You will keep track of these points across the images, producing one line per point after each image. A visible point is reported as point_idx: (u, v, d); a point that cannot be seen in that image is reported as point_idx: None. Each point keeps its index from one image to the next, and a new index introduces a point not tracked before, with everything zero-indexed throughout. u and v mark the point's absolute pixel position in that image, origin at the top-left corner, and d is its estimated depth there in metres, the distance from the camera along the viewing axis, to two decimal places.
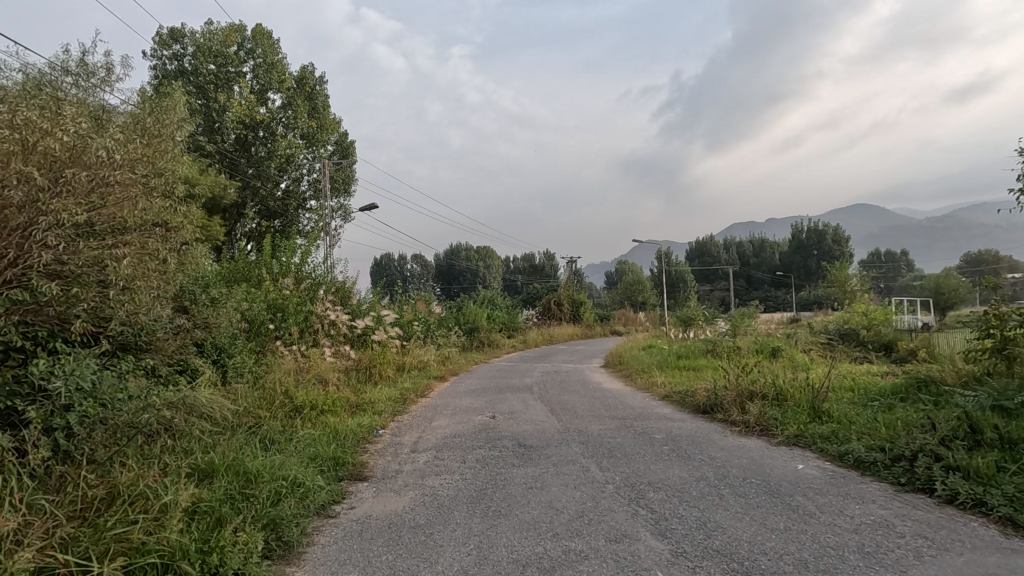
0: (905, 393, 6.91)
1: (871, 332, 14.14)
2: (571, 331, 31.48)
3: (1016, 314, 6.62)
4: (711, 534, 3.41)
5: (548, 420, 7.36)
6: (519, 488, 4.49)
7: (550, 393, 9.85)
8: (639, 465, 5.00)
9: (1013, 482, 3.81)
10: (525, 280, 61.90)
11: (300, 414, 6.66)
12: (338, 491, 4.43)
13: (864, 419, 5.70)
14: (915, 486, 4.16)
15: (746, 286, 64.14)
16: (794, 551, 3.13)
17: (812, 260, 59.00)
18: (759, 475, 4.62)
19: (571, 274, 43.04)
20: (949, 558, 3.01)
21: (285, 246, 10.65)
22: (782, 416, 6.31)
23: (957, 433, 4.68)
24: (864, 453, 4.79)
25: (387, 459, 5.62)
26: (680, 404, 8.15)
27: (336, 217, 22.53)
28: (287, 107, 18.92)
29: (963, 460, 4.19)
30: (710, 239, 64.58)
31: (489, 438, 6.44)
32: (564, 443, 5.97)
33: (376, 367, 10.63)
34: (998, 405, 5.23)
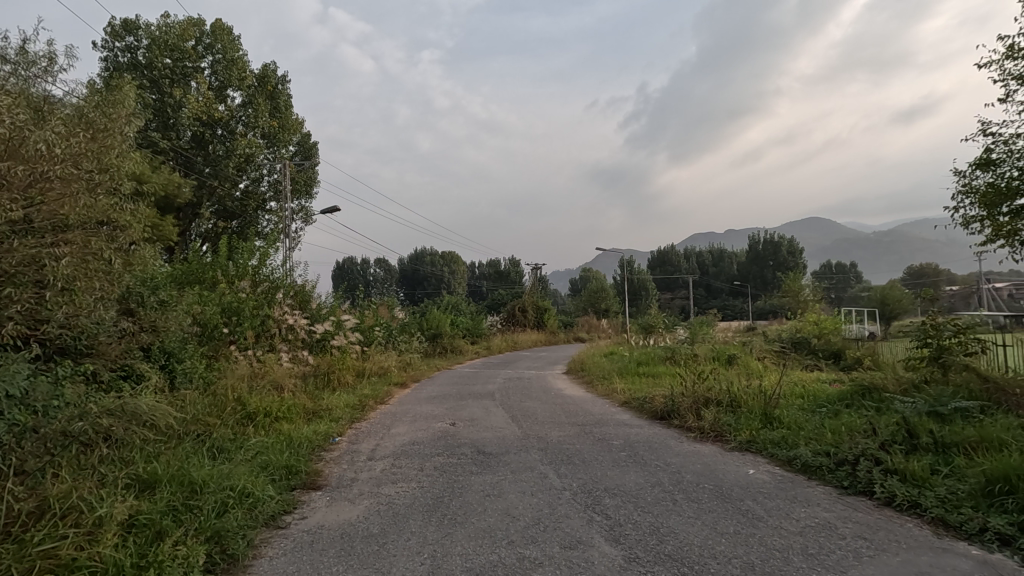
0: (850, 398, 7.19)
1: (821, 341, 14.67)
2: (534, 338, 31.55)
3: (951, 325, 7.15)
4: (664, 539, 3.47)
5: (508, 426, 7.37)
6: (476, 496, 4.46)
7: (512, 400, 9.84)
8: (596, 471, 5.05)
9: (944, 484, 4.02)
10: (490, 287, 61.86)
11: (253, 421, 6.46)
12: (288, 501, 4.29)
13: (811, 425, 5.91)
14: (856, 489, 4.33)
15: (706, 295, 65.75)
16: (742, 555, 3.21)
17: (767, 271, 61.02)
18: (712, 481, 4.72)
19: (536, 280, 43.28)
20: (886, 558, 3.14)
21: (242, 248, 10.33)
22: (735, 422, 6.48)
23: (895, 438, 4.91)
24: (811, 458, 4.96)
25: (343, 467, 5.49)
26: (639, 411, 8.27)
27: (297, 219, 22.07)
28: (246, 105, 18.39)
29: (901, 463, 4.41)
30: (672, 248, 65.97)
31: (448, 445, 6.38)
32: (523, 450, 5.98)
33: (334, 374, 10.44)
34: (933, 412, 5.51)
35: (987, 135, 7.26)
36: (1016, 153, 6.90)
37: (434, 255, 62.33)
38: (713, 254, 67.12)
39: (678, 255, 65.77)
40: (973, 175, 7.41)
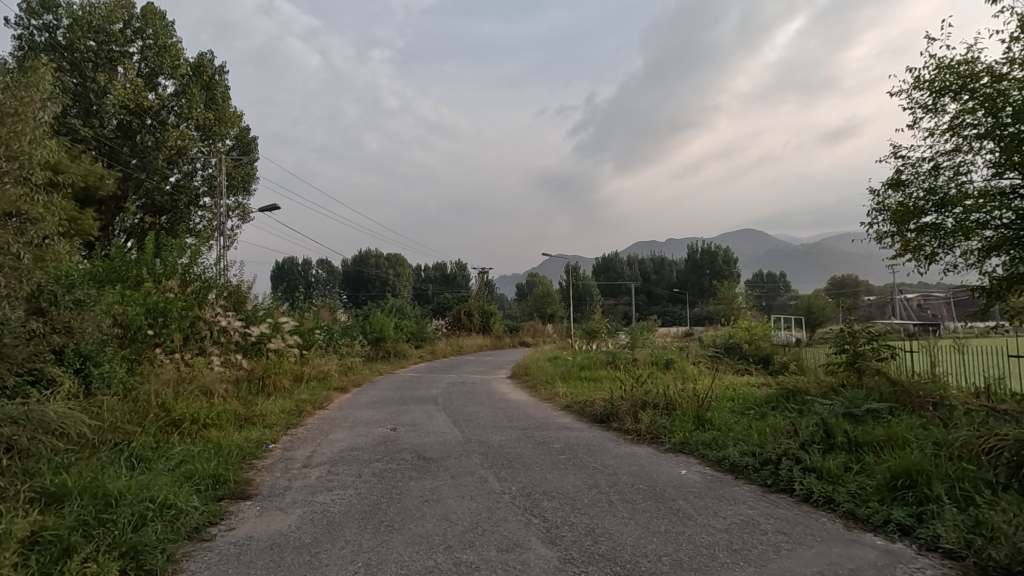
0: (777, 401, 7.60)
1: (751, 346, 15.45)
2: (480, 342, 31.52)
3: (866, 332, 7.76)
4: (598, 539, 3.56)
5: (449, 431, 7.32)
6: (415, 501, 4.40)
7: (454, 405, 9.79)
8: (536, 474, 5.11)
9: (855, 480, 4.33)
10: (436, 291, 61.43)
11: (179, 429, 6.12)
12: (214, 511, 4.09)
13: (740, 426, 6.22)
14: (778, 486, 4.59)
15: (648, 302, 67.79)
16: (671, 553, 3.33)
17: (705, 279, 63.62)
18: (647, 481, 4.88)
19: (483, 284, 43.26)
20: (802, 551, 3.35)
21: (171, 245, 9.77)
22: (670, 425, 6.72)
23: (814, 438, 5.23)
24: (738, 458, 5.21)
25: (276, 475, 5.29)
26: (579, 414, 8.44)
27: (233, 216, 21.13)
28: (179, 95, 17.44)
29: (818, 461, 4.71)
30: (615, 255, 67.70)
31: (388, 450, 6.27)
32: (465, 454, 5.95)
33: (270, 378, 10.06)
34: (848, 413, 5.92)
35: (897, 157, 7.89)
36: (921, 174, 7.53)
37: (379, 257, 61.13)
38: (654, 262, 69.39)
39: (621, 262, 67.53)
40: (886, 195, 8.04)
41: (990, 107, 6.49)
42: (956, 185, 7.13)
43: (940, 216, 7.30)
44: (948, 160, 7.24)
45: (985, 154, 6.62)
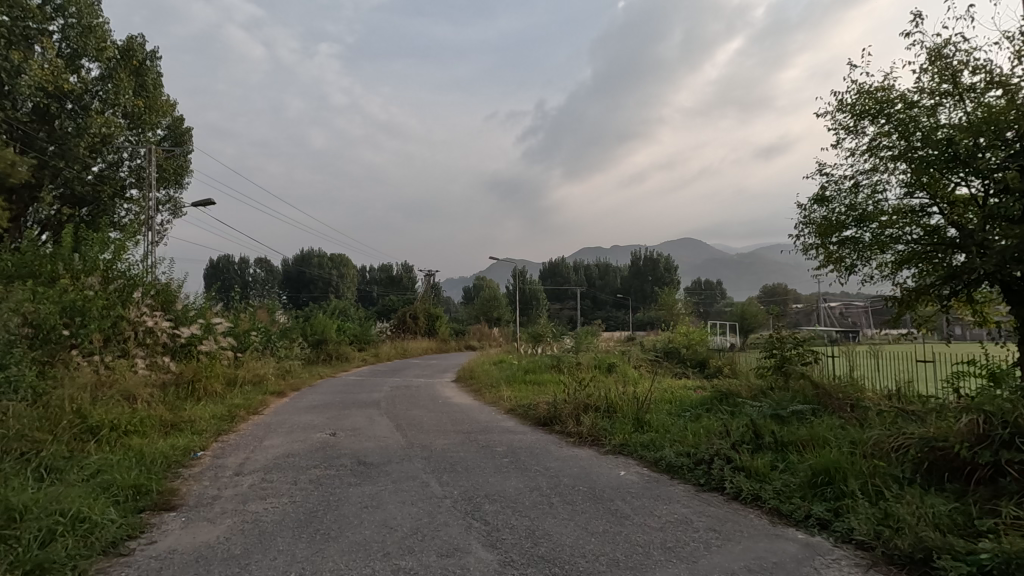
0: (711, 403, 7.93)
1: (689, 350, 16.05)
2: (424, 346, 31.16)
3: (792, 338, 8.24)
4: (538, 541, 3.59)
5: (391, 436, 7.19)
6: (353, 508, 4.30)
7: (398, 409, 9.62)
8: (478, 478, 5.10)
9: (779, 477, 4.58)
10: (381, 292, 60.31)
11: (96, 437, 5.73)
12: (134, 524, 3.84)
13: (676, 428, 6.45)
14: (710, 485, 4.79)
15: (593, 306, 69.02)
16: (609, 552, 3.41)
17: (647, 285, 65.55)
18: (586, 483, 4.98)
19: (429, 287, 42.77)
20: (731, 546, 3.51)
21: (92, 239, 9.13)
22: (610, 427, 6.87)
23: (744, 439, 5.50)
24: (674, 459, 5.40)
25: (204, 484, 5.02)
26: (523, 417, 8.48)
27: (163, 210, 19.99)
28: (105, 79, 16.36)
29: (747, 461, 4.95)
30: (562, 260, 68.65)
31: (327, 456, 6.09)
32: (406, 459, 5.87)
33: (200, 382, 9.56)
34: (776, 415, 6.26)
35: (822, 175, 8.42)
36: (844, 192, 8.07)
37: (321, 257, 59.31)
38: (599, 268, 70.88)
39: (567, 267, 68.56)
40: (812, 209, 8.56)
41: (903, 132, 7.05)
42: (873, 203, 7.69)
43: (859, 230, 7.85)
44: (867, 179, 7.79)
45: (898, 174, 7.18)
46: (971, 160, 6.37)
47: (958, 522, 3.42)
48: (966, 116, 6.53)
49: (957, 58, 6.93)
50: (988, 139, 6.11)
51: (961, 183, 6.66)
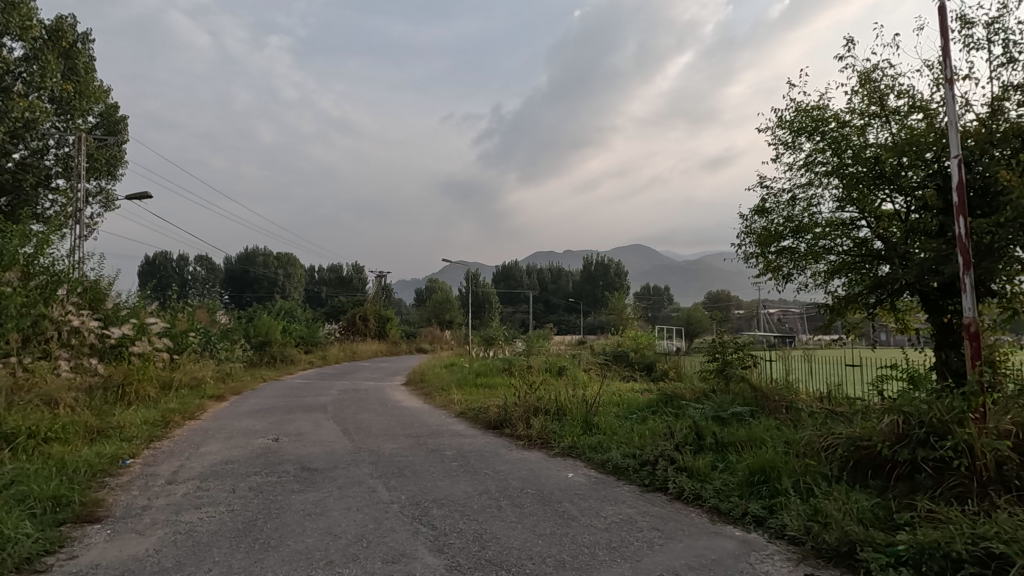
0: (657, 405, 8.16)
1: (637, 354, 16.45)
2: (374, 348, 30.56)
3: (733, 343, 8.60)
4: (486, 545, 3.59)
5: (337, 440, 7.01)
6: (296, 516, 4.16)
7: (345, 413, 9.39)
8: (426, 482, 5.04)
9: (719, 477, 4.76)
10: (330, 293, 58.75)
11: (11, 446, 5.30)
12: (51, 538, 3.58)
13: (623, 430, 6.59)
14: (654, 486, 4.92)
15: (545, 310, 69.60)
16: (555, 554, 3.44)
17: (598, 290, 66.79)
18: (535, 485, 5.01)
19: (381, 288, 42.02)
20: (673, 545, 3.62)
21: (12, 232, 8.46)
22: (559, 430, 6.95)
23: (688, 440, 5.68)
24: (620, 460, 5.52)
25: (133, 494, 4.74)
26: (473, 421, 8.45)
27: (94, 202, 18.79)
28: (30, 60, 15.21)
29: (689, 461, 5.12)
30: (515, 264, 68.95)
31: (268, 462, 5.88)
32: (353, 464, 5.74)
33: (131, 386, 9.02)
34: (717, 416, 6.51)
35: (762, 187, 8.83)
36: (782, 204, 8.49)
37: (267, 256, 57.20)
38: (551, 272, 71.65)
39: (520, 271, 68.94)
40: (753, 220, 8.96)
41: (836, 149, 7.50)
42: (808, 215, 8.12)
43: (795, 241, 8.26)
44: (803, 193, 8.22)
45: (831, 189, 7.61)
46: (894, 178, 6.85)
47: (879, 516, 3.66)
48: (891, 136, 7.01)
49: (884, 83, 7.43)
50: (910, 158, 6.58)
51: (886, 199, 7.13)
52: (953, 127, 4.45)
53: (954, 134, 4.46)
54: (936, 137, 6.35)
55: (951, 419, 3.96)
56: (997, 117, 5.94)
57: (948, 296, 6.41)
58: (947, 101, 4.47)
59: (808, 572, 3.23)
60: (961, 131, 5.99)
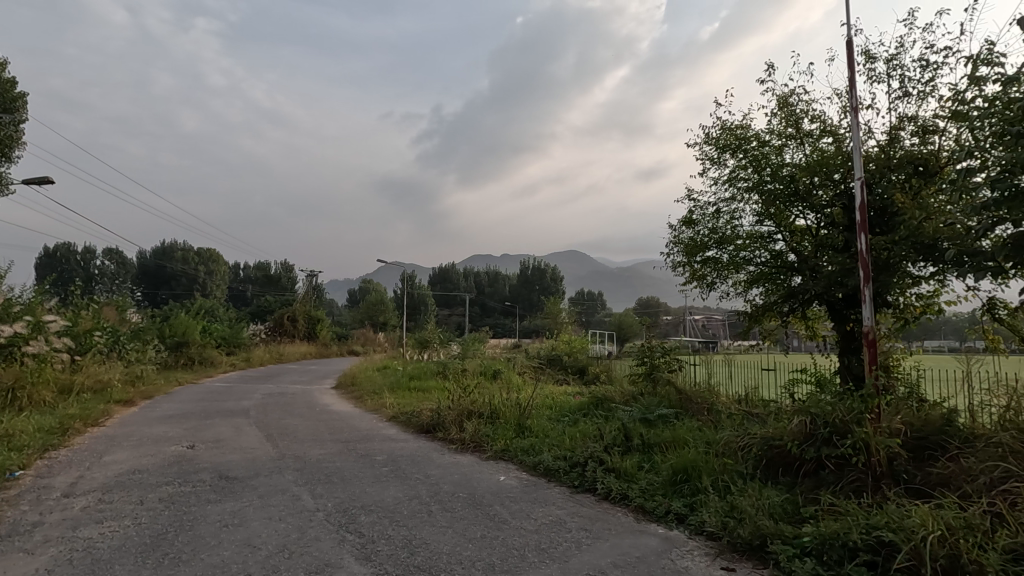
0: (588, 408, 8.35)
1: (570, 358, 16.78)
2: (303, 350, 29.37)
3: (661, 347, 8.96)
4: (415, 551, 3.53)
5: (260, 447, 6.69)
6: (211, 527, 3.92)
7: (269, 418, 8.96)
8: (355, 489, 4.90)
9: (644, 477, 4.94)
10: (256, 292, 56.01)
11: None
12: None
13: (555, 433, 6.70)
14: (584, 487, 5.04)
15: (482, 313, 69.56)
16: (485, 557, 3.44)
17: (534, 294, 67.64)
18: (466, 489, 5.00)
19: (311, 288, 40.51)
20: (600, 544, 3.71)
21: None
22: (492, 433, 6.97)
23: (616, 441, 5.86)
24: (552, 463, 5.60)
25: (21, 510, 4.29)
26: (405, 424, 8.31)
27: None
28: None
29: (617, 462, 5.28)
30: (452, 266, 68.52)
31: (182, 471, 5.51)
32: (276, 471, 5.48)
33: (23, 390, 8.19)
34: (644, 419, 6.76)
35: (690, 200, 9.26)
36: (707, 216, 8.94)
37: (187, 251, 53.71)
38: (488, 275, 71.77)
39: (457, 273, 68.64)
40: (680, 230, 9.38)
41: (756, 167, 8.00)
42: (731, 228, 8.60)
43: (719, 251, 8.73)
44: (726, 207, 8.71)
45: (751, 204, 8.11)
46: (807, 197, 7.40)
47: (787, 510, 3.93)
48: (805, 157, 7.57)
49: (799, 108, 8.02)
50: (821, 178, 7.15)
51: (799, 215, 7.69)
52: (856, 151, 4.85)
53: (857, 158, 4.86)
54: (843, 160, 6.99)
55: (851, 419, 4.30)
56: (894, 144, 6.55)
57: (850, 306, 6.99)
58: (852, 127, 4.86)
59: (724, 566, 3.41)
60: (863, 155, 6.56)
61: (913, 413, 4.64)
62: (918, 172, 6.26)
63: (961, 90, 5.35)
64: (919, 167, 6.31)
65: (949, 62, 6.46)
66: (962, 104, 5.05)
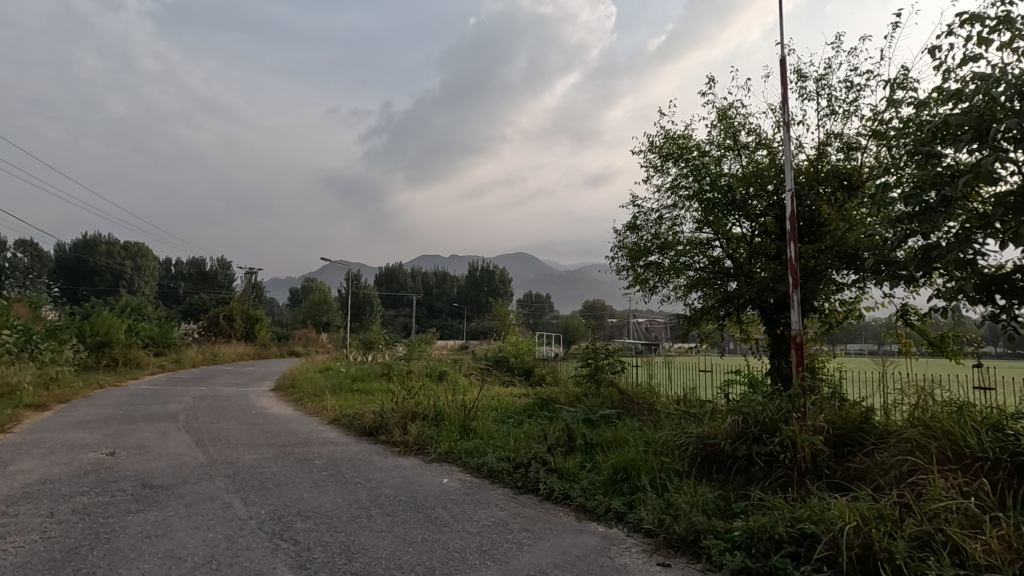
0: (533, 409, 8.40)
1: (517, 359, 16.84)
2: (239, 350, 28.10)
3: (605, 349, 9.14)
4: (353, 557, 3.44)
5: (189, 453, 6.34)
6: (131, 539, 3.68)
7: (200, 422, 8.50)
8: (291, 495, 4.72)
9: (585, 477, 5.02)
10: (189, 290, 53.12)
11: None
12: None
13: (500, 434, 6.71)
14: (526, 488, 5.07)
15: (429, 314, 68.75)
16: (425, 561, 3.39)
17: (482, 296, 67.72)
18: (408, 492, 4.92)
19: (249, 286, 38.81)
20: (540, 544, 3.73)
21: None
22: (437, 435, 6.89)
23: (559, 442, 5.93)
24: (495, 464, 5.60)
25: None
26: (347, 428, 8.09)
27: None
28: None
29: (560, 463, 5.34)
30: (399, 266, 67.45)
31: (100, 480, 5.14)
32: (205, 478, 5.20)
33: None
34: (587, 419, 6.87)
35: (634, 205, 9.49)
36: (651, 221, 9.20)
37: (111, 245, 50.26)
38: (436, 276, 71.07)
39: (405, 273, 67.67)
40: (625, 234, 9.61)
41: (697, 175, 8.30)
42: (672, 233, 8.89)
43: (661, 256, 8.99)
44: (669, 213, 8.99)
45: (691, 211, 8.41)
46: (743, 206, 7.76)
47: (720, 506, 4.09)
48: (741, 168, 7.93)
49: (737, 120, 8.39)
50: (755, 189, 7.53)
51: (735, 223, 8.05)
52: (788, 164, 5.10)
53: (789, 170, 5.12)
54: (776, 172, 7.37)
55: (779, 418, 4.53)
56: (821, 159, 6.96)
57: (781, 311, 7.38)
58: (785, 141, 5.11)
59: (660, 561, 3.51)
60: (794, 168, 6.95)
61: (835, 411, 4.94)
62: (843, 185, 6.67)
63: (881, 111, 5.76)
64: (843, 181, 6.73)
65: (870, 85, 6.93)
66: (881, 124, 5.43)
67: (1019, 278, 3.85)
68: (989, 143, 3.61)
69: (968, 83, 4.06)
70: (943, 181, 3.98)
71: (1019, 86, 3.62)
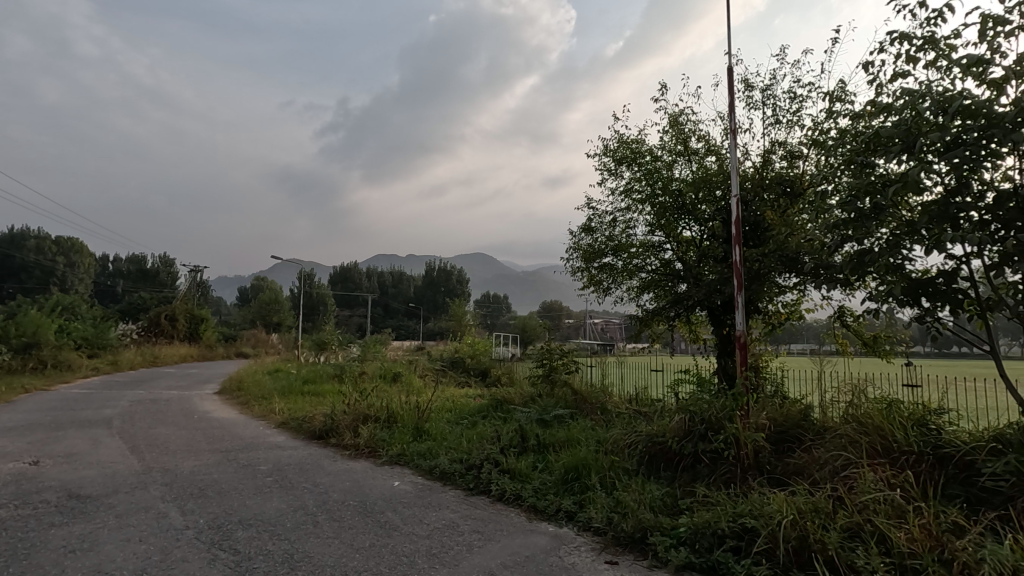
0: (487, 410, 8.38)
1: (473, 360, 16.75)
2: (182, 353, 26.80)
3: (559, 350, 9.22)
4: (296, 565, 3.32)
5: (122, 460, 6.00)
6: (53, 554, 3.44)
7: (136, 427, 8.07)
8: (233, 502, 4.53)
9: (538, 477, 5.04)
10: (128, 288, 50.37)
11: None
12: None
13: (452, 436, 6.65)
14: (477, 489, 5.04)
15: (385, 314, 67.58)
16: (372, 567, 3.32)
17: (439, 296, 67.14)
18: (357, 496, 4.81)
19: (194, 284, 37.14)
20: (491, 546, 3.72)
21: None
22: (388, 438, 6.77)
23: (512, 443, 5.92)
24: (447, 466, 5.54)
25: None
26: (295, 431, 7.85)
27: None
28: None
29: (512, 463, 5.34)
30: (354, 266, 66.04)
31: (20, 491, 4.78)
32: (140, 487, 4.93)
33: None
34: (541, 419, 6.91)
35: (589, 207, 9.60)
36: (605, 223, 9.33)
37: (42, 239, 47.07)
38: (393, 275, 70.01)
39: (359, 273, 66.34)
40: (580, 236, 9.71)
41: (649, 179, 8.48)
42: (625, 236, 9.03)
43: (614, 258, 9.13)
44: (622, 215, 9.15)
45: (644, 214, 8.57)
46: (692, 210, 7.98)
47: (667, 502, 4.19)
48: (691, 173, 8.15)
49: (688, 127, 8.62)
50: (704, 194, 7.76)
51: (686, 227, 8.26)
52: (733, 170, 5.19)
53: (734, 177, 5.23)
54: (724, 178, 7.63)
55: (723, 417, 4.67)
56: (767, 166, 7.24)
57: (727, 313, 7.64)
58: (731, 146, 5.25)
59: (609, 559, 3.55)
60: (741, 174, 7.20)
61: (776, 409, 5.14)
62: (786, 192, 6.95)
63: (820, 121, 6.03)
64: (786, 188, 7.02)
65: (811, 97, 7.27)
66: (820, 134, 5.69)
67: (942, 282, 4.10)
68: (917, 155, 3.83)
69: (897, 99, 4.31)
70: (876, 190, 4.20)
71: (941, 103, 3.87)
